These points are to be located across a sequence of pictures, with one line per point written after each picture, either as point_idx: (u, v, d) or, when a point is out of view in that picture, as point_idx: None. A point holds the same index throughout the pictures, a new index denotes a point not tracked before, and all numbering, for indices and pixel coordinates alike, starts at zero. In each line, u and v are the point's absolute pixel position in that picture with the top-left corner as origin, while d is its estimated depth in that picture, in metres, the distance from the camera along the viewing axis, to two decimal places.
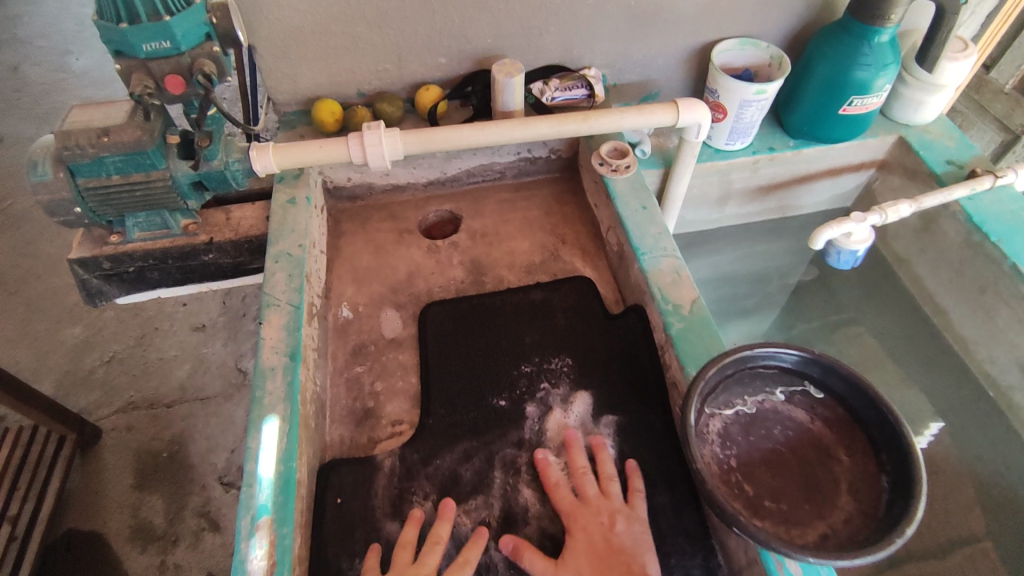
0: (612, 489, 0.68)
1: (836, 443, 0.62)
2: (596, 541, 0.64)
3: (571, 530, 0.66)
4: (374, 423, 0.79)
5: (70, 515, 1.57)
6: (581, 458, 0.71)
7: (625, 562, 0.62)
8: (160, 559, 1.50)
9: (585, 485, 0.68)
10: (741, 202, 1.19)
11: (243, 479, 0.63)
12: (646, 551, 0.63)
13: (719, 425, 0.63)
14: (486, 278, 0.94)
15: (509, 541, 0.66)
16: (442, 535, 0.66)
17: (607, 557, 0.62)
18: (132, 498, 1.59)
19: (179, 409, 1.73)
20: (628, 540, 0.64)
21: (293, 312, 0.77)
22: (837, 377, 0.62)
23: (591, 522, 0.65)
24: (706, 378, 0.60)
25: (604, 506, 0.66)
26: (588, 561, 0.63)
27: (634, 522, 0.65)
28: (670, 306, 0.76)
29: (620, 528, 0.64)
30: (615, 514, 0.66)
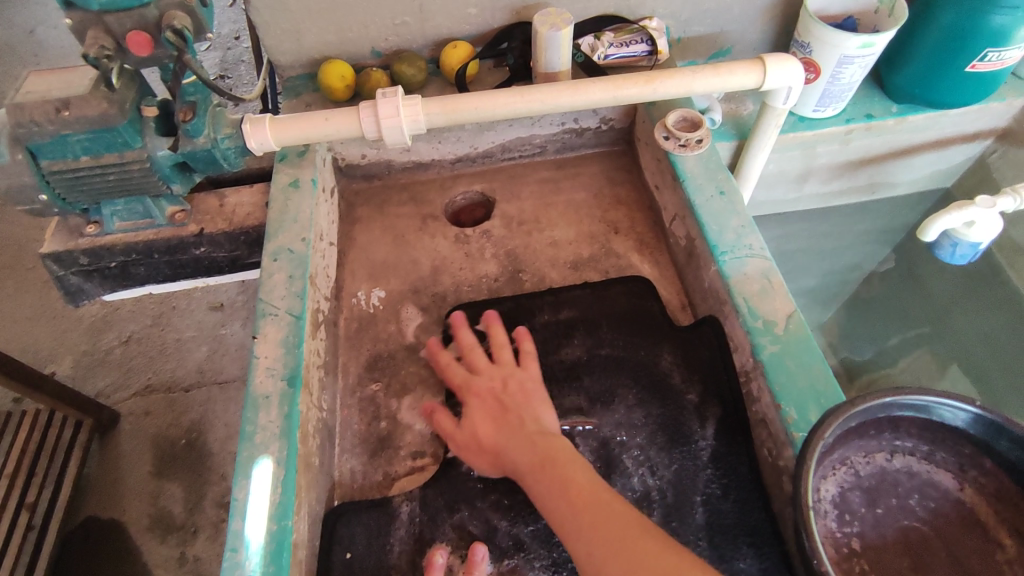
0: (502, 357, 0.66)
1: (997, 521, 0.45)
2: (489, 402, 0.63)
3: (468, 398, 0.64)
4: (391, 454, 0.66)
5: (88, 501, 1.40)
6: (499, 332, 0.69)
7: (517, 417, 0.61)
8: (179, 552, 1.34)
9: (475, 357, 0.67)
10: (825, 178, 1.00)
11: (227, 541, 0.51)
12: (540, 403, 0.62)
13: (833, 490, 0.48)
14: (524, 276, 0.79)
15: (426, 406, 0.66)
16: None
17: (502, 415, 0.61)
18: (151, 486, 1.42)
19: (197, 394, 1.54)
20: (527, 397, 0.62)
21: (293, 323, 0.64)
22: (1006, 438, 0.44)
23: (484, 387, 0.64)
24: (823, 438, 0.45)
25: (498, 371, 0.65)
26: (484, 421, 0.62)
27: (528, 381, 0.64)
28: (759, 322, 0.60)
29: (512, 388, 0.63)
30: (504, 377, 0.64)
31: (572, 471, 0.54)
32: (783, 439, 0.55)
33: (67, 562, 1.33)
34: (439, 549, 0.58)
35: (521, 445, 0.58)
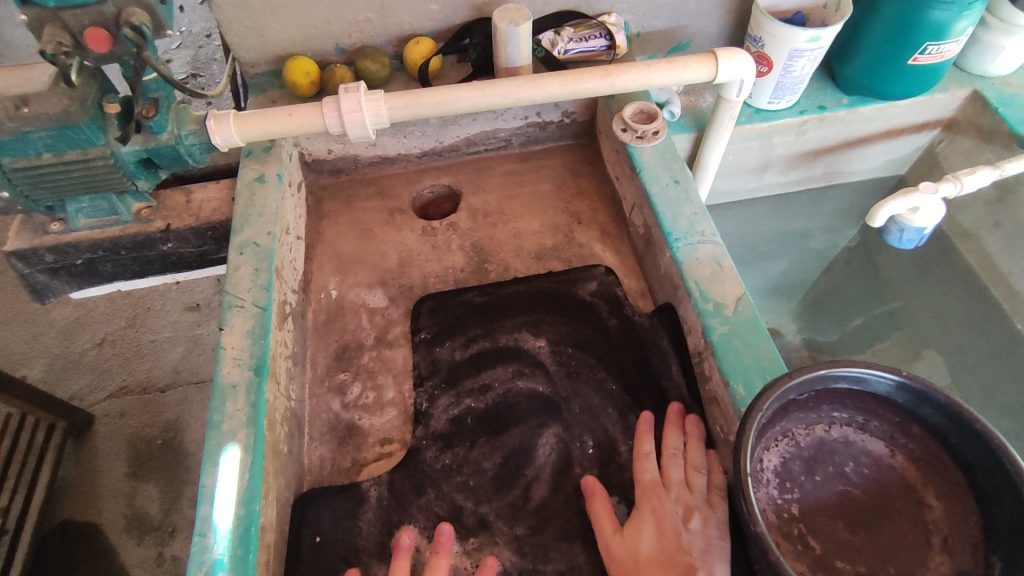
0: (673, 475, 0.58)
1: (924, 484, 0.49)
2: (664, 531, 0.54)
3: (641, 505, 0.57)
4: (360, 441, 0.67)
5: (64, 504, 1.40)
6: (673, 437, 0.61)
7: (681, 555, 0.52)
8: (157, 552, 1.34)
9: (670, 467, 0.59)
10: (783, 168, 1.04)
11: (194, 526, 0.52)
12: (721, 556, 0.53)
13: (775, 461, 0.50)
14: (490, 266, 0.81)
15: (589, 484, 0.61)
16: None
17: (663, 547, 0.53)
18: (127, 487, 1.41)
19: (173, 394, 1.53)
20: (699, 538, 0.53)
21: (259, 315, 0.65)
22: (929, 406, 0.48)
23: (665, 508, 0.56)
24: (763, 411, 0.47)
25: (682, 492, 0.57)
26: (651, 547, 0.54)
27: (715, 522, 0.54)
28: (710, 305, 0.63)
29: (700, 517, 0.55)
30: (696, 509, 0.55)
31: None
32: (731, 415, 0.58)
33: (42, 565, 1.33)
34: (406, 531, 0.60)
35: None
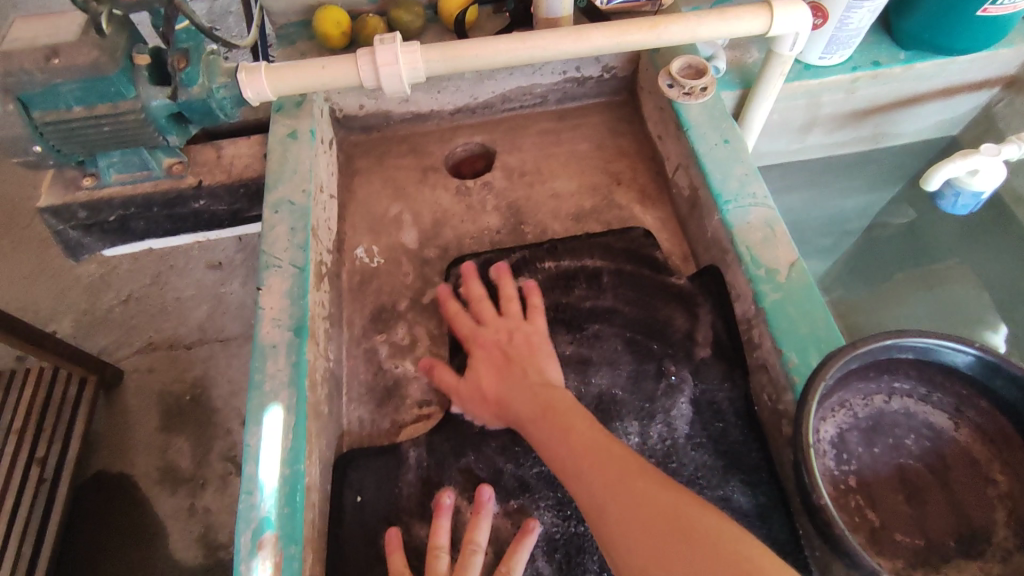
0: (508, 310, 0.67)
1: (990, 459, 0.47)
2: (498, 355, 0.64)
3: (472, 348, 0.66)
4: (399, 402, 0.67)
5: (98, 456, 1.43)
6: (476, 286, 0.70)
7: (521, 368, 0.62)
8: (189, 503, 1.38)
9: (490, 309, 0.68)
10: (829, 129, 0.99)
11: (241, 485, 0.52)
12: (545, 356, 0.63)
13: (832, 431, 0.49)
14: (526, 227, 0.79)
15: (425, 361, 0.67)
16: (479, 539, 0.55)
17: (506, 364, 0.63)
18: (158, 440, 1.44)
19: (199, 351, 1.55)
20: (531, 351, 0.64)
21: (297, 275, 0.64)
22: (1003, 379, 0.46)
23: (490, 338, 0.65)
24: (822, 379, 0.46)
25: (504, 324, 0.66)
26: (491, 368, 0.63)
27: (534, 334, 0.65)
28: (761, 270, 0.61)
29: (518, 339, 0.64)
30: (514, 330, 0.65)
31: (565, 410, 0.56)
32: (783, 384, 0.57)
33: (80, 513, 1.37)
34: (445, 493, 0.59)
35: (524, 395, 0.59)
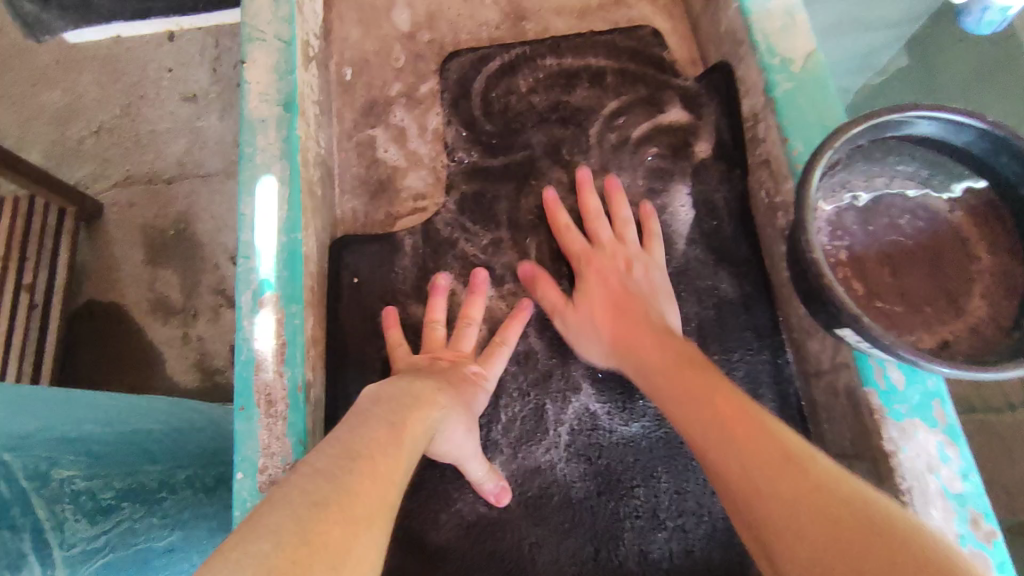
0: (600, 234, 0.59)
1: (978, 238, 0.48)
2: (612, 288, 0.56)
3: (584, 272, 0.58)
4: (393, 196, 0.66)
5: (88, 284, 1.24)
6: (593, 200, 0.61)
7: (639, 307, 0.53)
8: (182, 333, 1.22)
9: (598, 227, 0.60)
10: None
11: (238, 251, 0.52)
12: (663, 299, 0.55)
13: (830, 211, 0.49)
14: (527, 25, 0.73)
15: (527, 268, 0.60)
16: (474, 314, 0.57)
17: (619, 300, 0.55)
18: (146, 271, 1.23)
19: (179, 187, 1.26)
20: (646, 287, 0.55)
21: (283, 50, 0.59)
22: (1007, 155, 0.45)
23: (604, 265, 0.57)
24: (832, 147, 0.45)
25: (620, 249, 0.58)
26: (602, 307, 0.55)
27: (653, 268, 0.57)
28: (776, 61, 0.58)
29: (637, 273, 0.56)
30: (632, 259, 0.57)
31: (702, 368, 0.46)
32: (783, 174, 0.56)
33: None
34: (442, 275, 0.60)
35: (646, 340, 0.51)
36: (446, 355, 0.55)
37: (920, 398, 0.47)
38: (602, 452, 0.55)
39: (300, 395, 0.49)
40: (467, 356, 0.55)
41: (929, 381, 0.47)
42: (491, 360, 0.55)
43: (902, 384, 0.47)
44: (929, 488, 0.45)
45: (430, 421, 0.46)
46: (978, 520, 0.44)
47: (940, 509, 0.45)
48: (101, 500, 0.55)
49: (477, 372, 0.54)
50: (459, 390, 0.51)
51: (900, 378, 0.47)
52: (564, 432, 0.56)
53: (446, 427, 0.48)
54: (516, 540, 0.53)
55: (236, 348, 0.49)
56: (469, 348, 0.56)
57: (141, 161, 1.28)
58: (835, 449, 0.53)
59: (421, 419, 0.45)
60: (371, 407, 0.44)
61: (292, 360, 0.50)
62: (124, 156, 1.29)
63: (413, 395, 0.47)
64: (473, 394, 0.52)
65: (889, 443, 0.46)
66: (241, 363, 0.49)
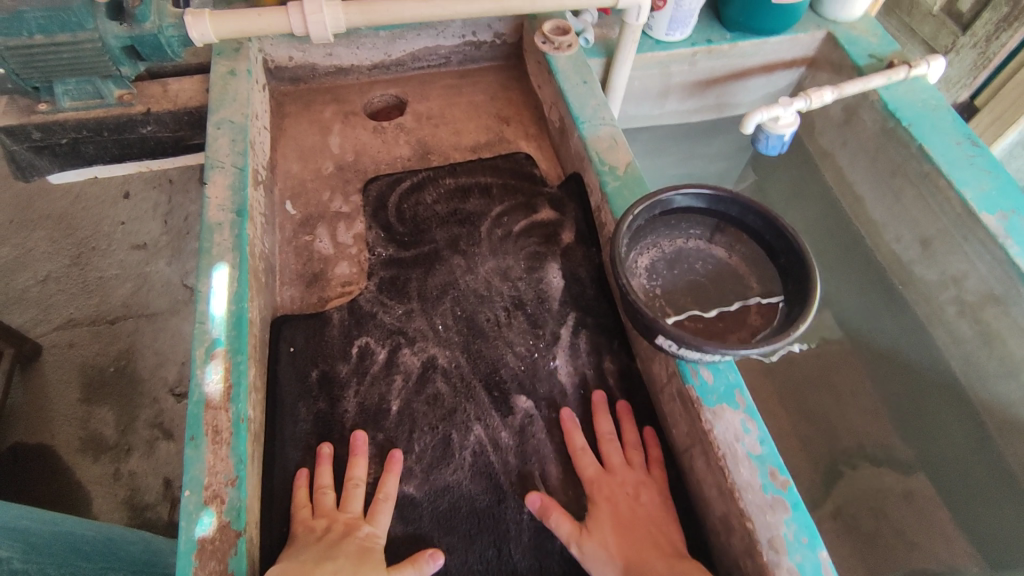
0: (611, 456, 0.67)
1: (749, 273, 0.68)
2: (622, 513, 0.62)
3: (594, 496, 0.64)
4: (324, 283, 0.81)
5: (17, 428, 1.30)
6: (607, 424, 0.69)
7: (648, 533, 0.61)
8: (114, 469, 1.27)
9: (610, 451, 0.67)
10: (681, 96, 1.23)
11: (195, 317, 0.65)
12: (670, 526, 0.62)
13: (647, 261, 0.69)
14: (432, 156, 0.95)
15: (535, 499, 0.64)
16: (359, 475, 0.65)
17: (631, 523, 0.62)
18: (80, 410, 1.32)
19: (122, 326, 1.42)
20: (647, 512, 0.63)
21: (238, 174, 0.77)
22: (753, 214, 0.66)
23: (617, 491, 0.64)
24: (632, 214, 0.64)
25: (630, 476, 0.65)
26: (613, 533, 0.61)
27: (657, 493, 0.65)
28: (606, 167, 0.80)
29: (644, 498, 0.64)
30: (640, 485, 0.65)
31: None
32: None
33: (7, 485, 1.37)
34: (326, 443, 0.67)
35: (658, 560, 0.58)
36: (339, 519, 0.61)
37: (725, 387, 0.62)
38: (498, 468, 0.67)
39: (242, 426, 0.59)
40: (358, 518, 0.62)
41: (731, 376, 0.63)
42: (380, 513, 0.62)
43: (712, 378, 0.62)
44: (738, 452, 0.59)
45: None
46: (775, 473, 0.58)
47: (747, 467, 0.58)
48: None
49: (370, 533, 0.61)
50: (362, 563, 0.57)
51: (710, 375, 0.63)
52: (468, 455, 0.68)
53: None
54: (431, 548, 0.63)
55: (189, 392, 0.60)
56: (359, 509, 0.63)
57: (86, 303, 1.44)
58: (682, 445, 0.67)
59: None
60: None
61: (237, 399, 0.60)
62: (70, 300, 1.44)
63: None
64: (370, 550, 0.59)
65: (706, 423, 0.60)
66: (193, 402, 0.59)
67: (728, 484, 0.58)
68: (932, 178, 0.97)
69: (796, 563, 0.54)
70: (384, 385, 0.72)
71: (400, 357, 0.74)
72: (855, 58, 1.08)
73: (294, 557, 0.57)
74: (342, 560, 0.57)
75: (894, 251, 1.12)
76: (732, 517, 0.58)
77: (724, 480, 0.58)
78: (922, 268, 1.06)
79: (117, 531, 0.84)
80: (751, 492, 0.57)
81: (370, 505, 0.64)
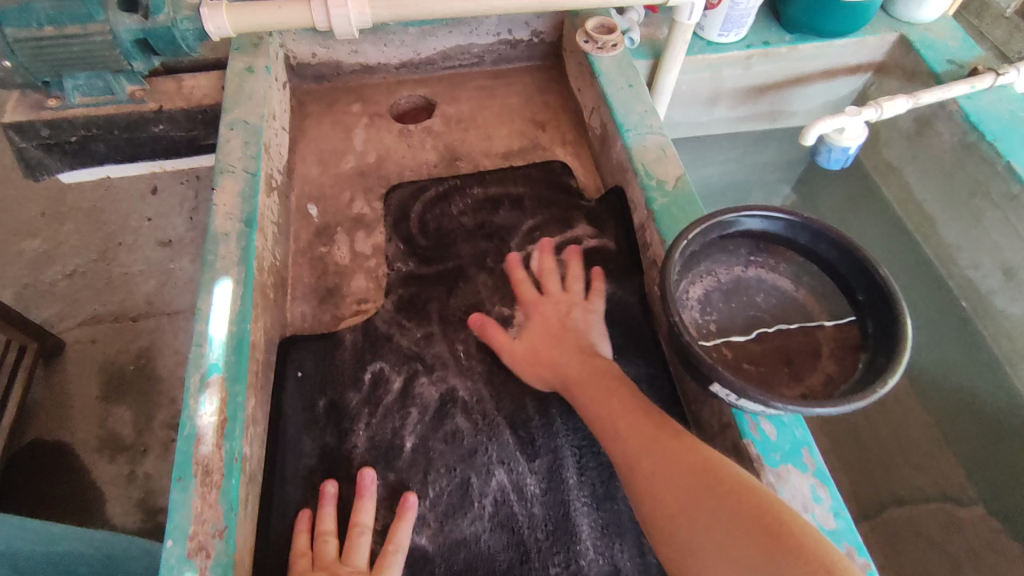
0: (549, 287, 0.71)
1: (819, 310, 0.59)
2: (552, 324, 0.67)
3: (530, 314, 0.69)
4: (338, 300, 0.74)
5: (32, 425, 1.27)
6: (548, 261, 0.73)
7: (573, 340, 0.65)
8: (129, 470, 1.23)
9: (548, 280, 0.71)
10: (732, 102, 1.13)
11: (192, 339, 0.59)
12: (597, 334, 0.67)
13: (700, 292, 0.60)
14: (461, 163, 0.88)
15: (477, 319, 0.69)
16: (365, 521, 0.58)
17: (564, 337, 0.66)
18: (98, 408, 1.29)
19: (144, 324, 1.38)
20: (576, 327, 0.67)
21: (249, 179, 0.71)
22: (826, 243, 0.57)
23: (549, 309, 0.69)
24: (685, 238, 0.55)
25: (564, 299, 0.69)
26: (542, 339, 0.66)
27: (591, 314, 0.69)
28: (652, 182, 0.71)
29: (575, 314, 0.68)
30: (571, 306, 0.69)
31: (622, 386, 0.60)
32: None
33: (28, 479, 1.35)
34: (330, 480, 0.60)
35: (574, 360, 0.63)
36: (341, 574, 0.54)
37: (790, 446, 0.53)
38: (521, 522, 0.60)
39: (235, 467, 0.53)
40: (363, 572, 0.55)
41: (797, 432, 0.54)
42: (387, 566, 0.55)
43: (775, 434, 0.54)
44: None
45: None
46: (853, 553, 0.49)
47: None
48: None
49: None
50: None
51: (772, 430, 0.54)
52: (487, 505, 0.60)
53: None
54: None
55: (179, 424, 0.53)
56: (363, 562, 0.56)
57: (109, 300, 1.41)
58: None
59: None
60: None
61: (231, 435, 0.54)
62: (93, 297, 1.42)
63: None
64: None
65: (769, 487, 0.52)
66: (183, 438, 0.53)
67: None
68: (1020, 201, 0.86)
69: None
70: (399, 418, 0.65)
71: (416, 387, 0.67)
72: (932, 65, 0.97)
73: None
74: None
75: (969, 279, 1.00)
76: None
77: None
78: (1003, 300, 0.95)
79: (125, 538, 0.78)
80: None
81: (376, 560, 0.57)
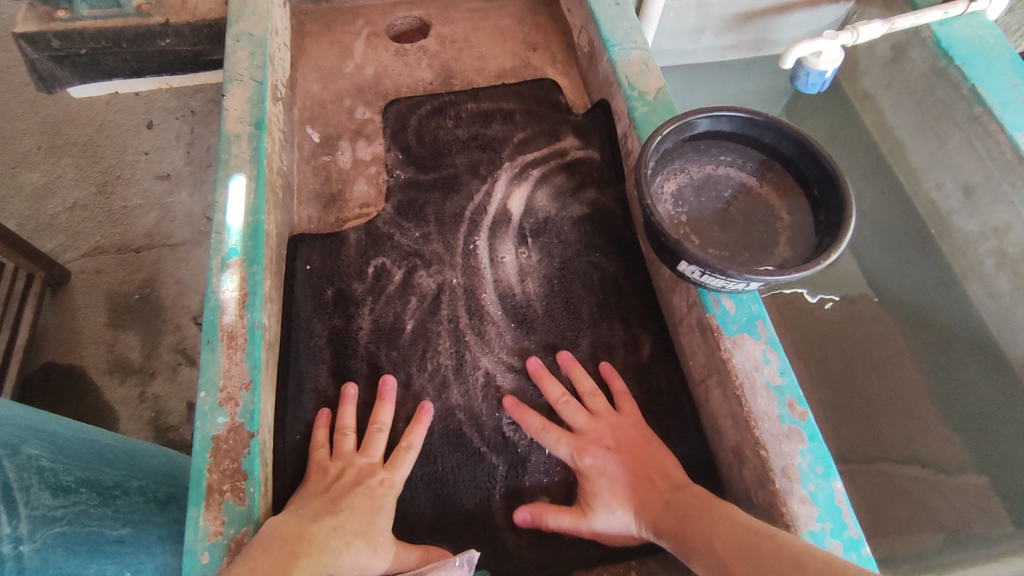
0: (575, 417, 0.64)
1: (780, 203, 0.65)
2: (611, 464, 0.60)
3: (580, 467, 0.62)
4: (342, 205, 0.80)
5: (45, 349, 1.33)
6: (554, 386, 0.67)
7: (647, 474, 0.59)
8: (139, 391, 1.30)
9: (572, 413, 0.65)
10: (718, 30, 1.16)
11: (212, 228, 0.64)
12: (658, 453, 0.61)
13: (673, 187, 0.66)
14: (455, 81, 0.92)
15: (524, 512, 0.61)
16: (383, 420, 0.64)
17: (631, 474, 0.59)
18: (107, 334, 1.35)
19: (147, 255, 1.43)
20: (632, 454, 0.61)
21: (256, 87, 0.75)
22: (788, 141, 0.63)
23: (595, 447, 0.62)
24: (660, 135, 0.61)
25: (597, 424, 0.63)
26: (613, 489, 0.59)
27: (633, 428, 0.63)
28: (635, 92, 0.76)
29: (623, 438, 0.62)
30: (612, 428, 0.63)
31: (704, 507, 0.53)
32: None
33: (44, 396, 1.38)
34: (349, 383, 0.67)
35: (653, 504, 0.56)
36: (355, 464, 0.61)
37: (747, 318, 0.60)
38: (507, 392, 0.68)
39: (257, 333, 0.60)
40: (375, 464, 0.62)
41: (754, 307, 0.61)
42: (399, 466, 0.62)
43: (733, 308, 0.61)
44: (757, 381, 0.58)
45: (319, 567, 0.49)
46: (794, 404, 0.57)
47: (765, 397, 0.57)
48: (62, 481, 0.64)
49: (384, 480, 0.60)
50: (367, 516, 0.56)
51: (731, 304, 0.61)
52: (480, 375, 0.69)
53: (346, 558, 0.52)
54: (440, 465, 0.65)
55: (205, 298, 0.60)
56: (378, 455, 0.62)
57: (112, 232, 1.45)
58: (698, 377, 0.66)
59: (310, 563, 0.49)
60: (255, 551, 0.48)
61: (252, 307, 0.61)
62: (97, 228, 1.46)
63: (301, 537, 0.51)
64: (376, 515, 0.57)
65: (725, 351, 0.59)
66: (209, 309, 0.60)
67: (744, 412, 0.57)
68: (981, 122, 0.92)
69: (809, 492, 0.53)
70: (400, 305, 0.72)
71: (416, 279, 0.73)
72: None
73: (293, 509, 0.55)
74: (345, 516, 0.55)
75: (934, 202, 1.07)
76: (745, 447, 0.58)
77: (740, 409, 0.58)
78: (961, 219, 1.02)
79: (140, 445, 0.85)
80: (767, 421, 0.56)
81: (389, 457, 0.63)
